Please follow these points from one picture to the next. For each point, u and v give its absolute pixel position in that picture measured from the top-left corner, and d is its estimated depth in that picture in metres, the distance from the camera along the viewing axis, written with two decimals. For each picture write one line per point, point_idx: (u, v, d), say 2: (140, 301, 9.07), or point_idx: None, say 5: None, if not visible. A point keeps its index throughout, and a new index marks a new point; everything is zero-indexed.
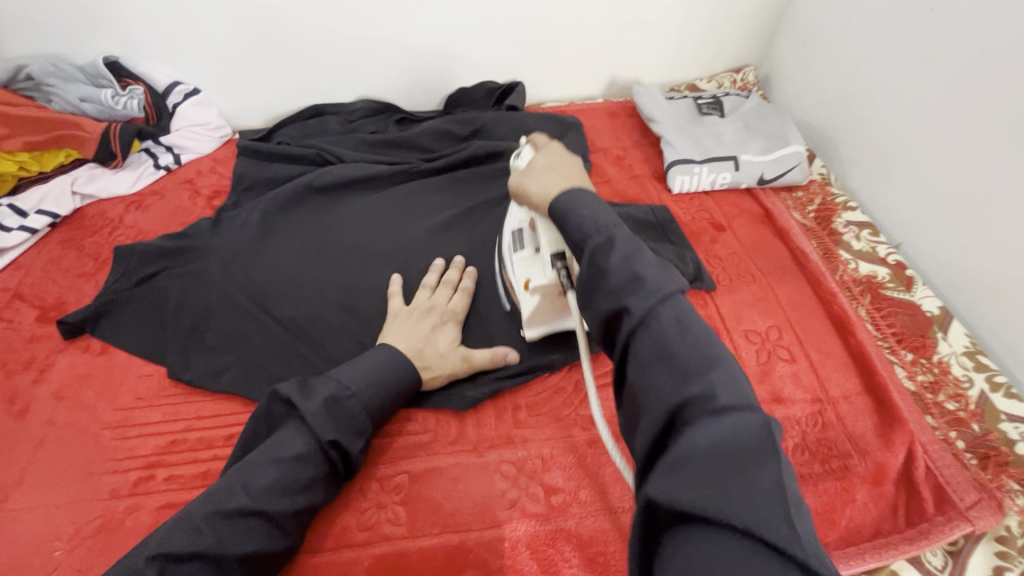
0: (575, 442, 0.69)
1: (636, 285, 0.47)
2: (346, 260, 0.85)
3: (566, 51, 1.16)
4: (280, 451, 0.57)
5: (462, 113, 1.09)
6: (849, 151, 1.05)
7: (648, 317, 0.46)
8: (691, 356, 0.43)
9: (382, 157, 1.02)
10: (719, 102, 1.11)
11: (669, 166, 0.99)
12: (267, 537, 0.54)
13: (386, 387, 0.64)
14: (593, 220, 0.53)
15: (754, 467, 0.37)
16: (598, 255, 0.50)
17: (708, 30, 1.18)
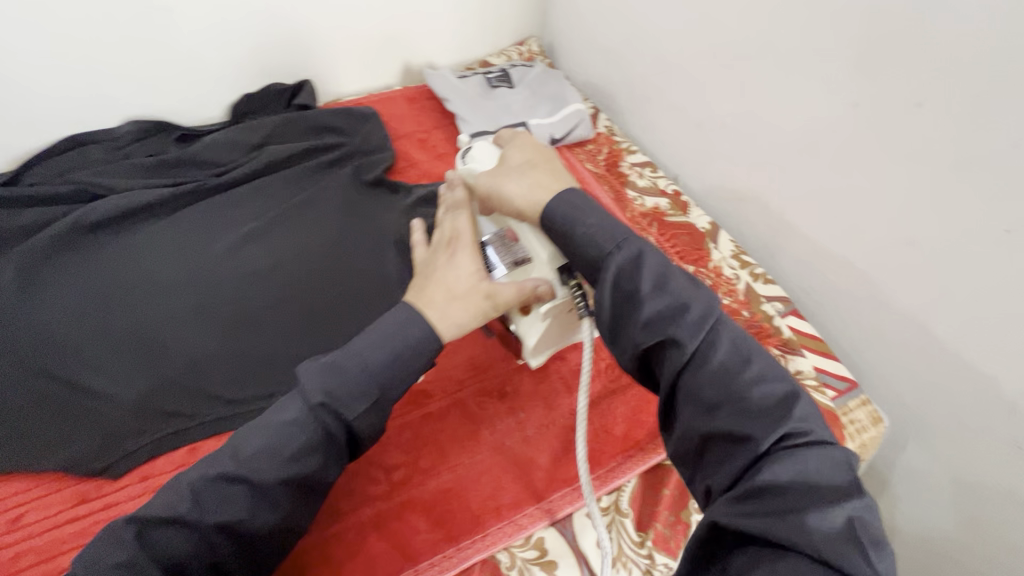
0: (409, 417, 0.71)
1: (678, 314, 0.50)
2: (135, 297, 0.77)
3: (350, 42, 1.15)
4: (276, 417, 0.52)
5: (251, 121, 1.04)
6: (625, 102, 1.17)
7: (701, 348, 0.49)
8: (758, 387, 0.48)
9: (164, 179, 0.94)
10: (506, 75, 1.18)
11: (467, 141, 1.04)
12: (246, 508, 0.50)
13: (393, 343, 0.56)
14: (610, 237, 0.55)
15: (838, 498, 0.41)
16: (637, 284, 0.52)
17: (485, 8, 1.24)
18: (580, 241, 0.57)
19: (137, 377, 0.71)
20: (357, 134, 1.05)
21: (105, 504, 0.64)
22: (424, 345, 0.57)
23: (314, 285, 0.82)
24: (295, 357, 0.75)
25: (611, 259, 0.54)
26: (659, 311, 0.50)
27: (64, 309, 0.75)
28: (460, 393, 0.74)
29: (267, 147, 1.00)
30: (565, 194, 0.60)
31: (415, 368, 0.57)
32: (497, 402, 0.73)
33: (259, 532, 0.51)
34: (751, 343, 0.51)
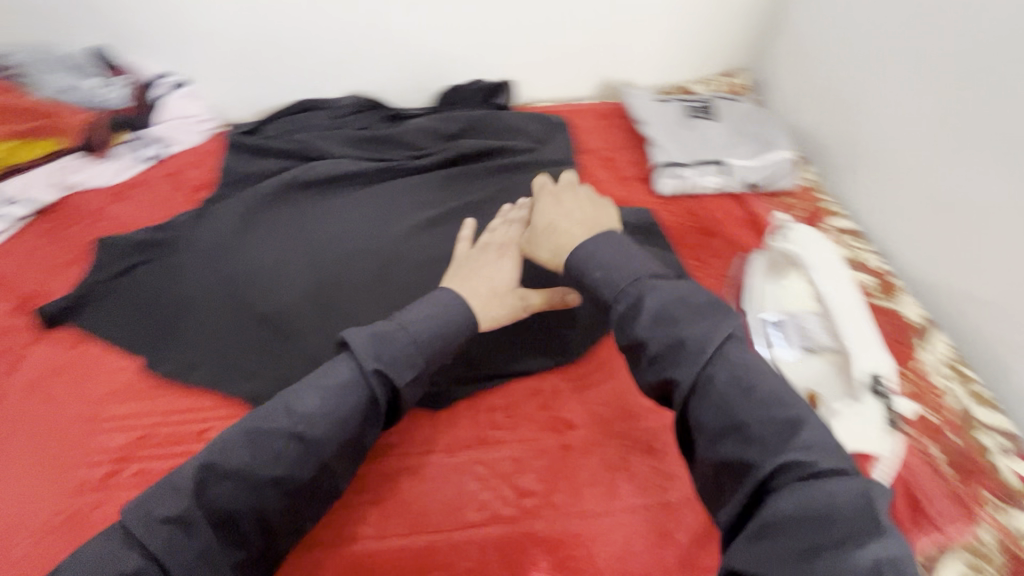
0: (550, 445, 0.69)
1: (679, 353, 0.52)
2: (329, 256, 0.84)
3: (557, 50, 1.15)
4: (320, 380, 0.58)
5: (451, 112, 1.09)
6: (840, 159, 1.05)
7: (701, 381, 0.51)
8: (762, 420, 0.48)
9: (369, 153, 1.02)
10: (708, 107, 1.10)
11: (656, 169, 0.98)
12: (302, 459, 0.54)
13: (446, 327, 0.63)
14: (618, 275, 0.59)
15: (854, 533, 0.41)
16: (632, 324, 0.55)
17: (700, 33, 1.18)
18: (590, 278, 0.61)
19: (314, 332, 0.76)
20: (546, 143, 1.05)
21: None
22: (462, 332, 0.65)
23: None
24: None
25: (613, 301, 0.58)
26: (657, 349, 0.53)
27: (268, 252, 0.84)
28: (604, 435, 0.70)
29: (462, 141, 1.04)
30: (600, 237, 0.64)
31: (453, 343, 0.64)
32: (641, 457, 0.68)
33: (310, 483, 0.55)
34: (754, 372, 0.52)
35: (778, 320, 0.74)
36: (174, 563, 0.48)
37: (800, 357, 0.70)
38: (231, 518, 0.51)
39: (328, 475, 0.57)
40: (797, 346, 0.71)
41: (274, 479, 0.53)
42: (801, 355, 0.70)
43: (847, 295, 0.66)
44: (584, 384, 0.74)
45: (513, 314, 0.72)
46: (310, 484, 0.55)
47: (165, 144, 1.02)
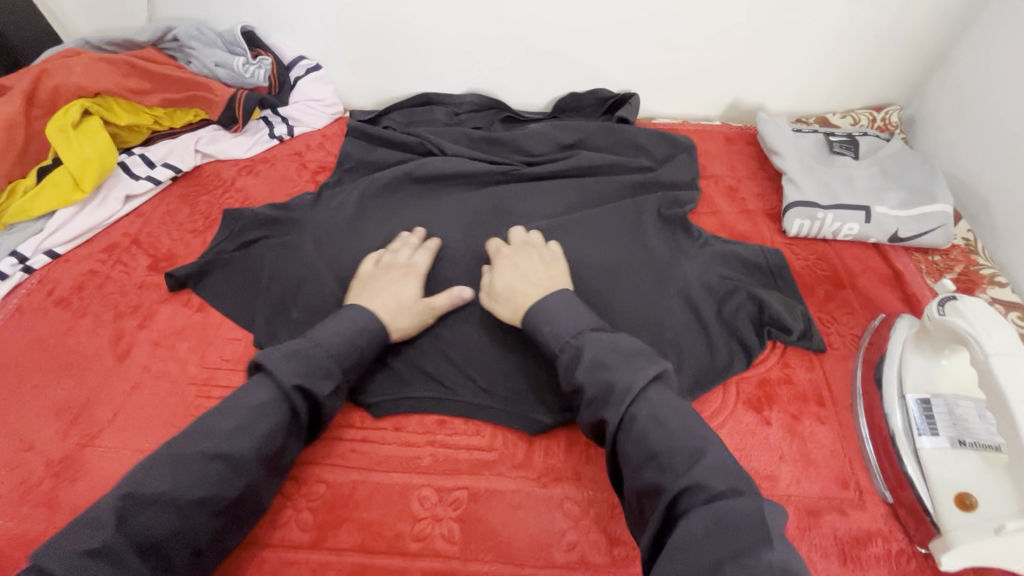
0: None
1: (607, 396, 0.57)
2: (434, 256, 0.82)
3: (690, 66, 1.09)
4: (236, 403, 0.57)
5: (570, 120, 1.06)
6: (1007, 221, 0.92)
7: (627, 416, 0.55)
8: (675, 450, 0.52)
9: (484, 154, 1.00)
10: (854, 142, 0.99)
11: (787, 207, 0.90)
12: (232, 475, 0.54)
13: (353, 341, 0.65)
14: (567, 328, 0.63)
15: (755, 547, 0.44)
16: (573, 372, 0.60)
17: (853, 61, 1.07)
18: (542, 329, 0.65)
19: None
20: (666, 164, 0.99)
21: (362, 437, 0.68)
22: (377, 342, 0.67)
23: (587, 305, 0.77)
24: (551, 373, 0.71)
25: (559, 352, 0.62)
26: (593, 394, 0.58)
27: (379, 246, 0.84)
28: None
29: (578, 152, 1.00)
30: (552, 295, 0.67)
31: (366, 355, 0.66)
32: None
33: (243, 496, 0.56)
34: (670, 413, 0.55)
35: (925, 399, 0.64)
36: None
37: (951, 449, 0.61)
38: (156, 546, 0.50)
39: (262, 488, 0.58)
40: (948, 435, 0.61)
41: (204, 500, 0.53)
42: (952, 447, 0.61)
43: None
44: None
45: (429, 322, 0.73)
46: (248, 496, 0.56)
47: (294, 124, 1.06)
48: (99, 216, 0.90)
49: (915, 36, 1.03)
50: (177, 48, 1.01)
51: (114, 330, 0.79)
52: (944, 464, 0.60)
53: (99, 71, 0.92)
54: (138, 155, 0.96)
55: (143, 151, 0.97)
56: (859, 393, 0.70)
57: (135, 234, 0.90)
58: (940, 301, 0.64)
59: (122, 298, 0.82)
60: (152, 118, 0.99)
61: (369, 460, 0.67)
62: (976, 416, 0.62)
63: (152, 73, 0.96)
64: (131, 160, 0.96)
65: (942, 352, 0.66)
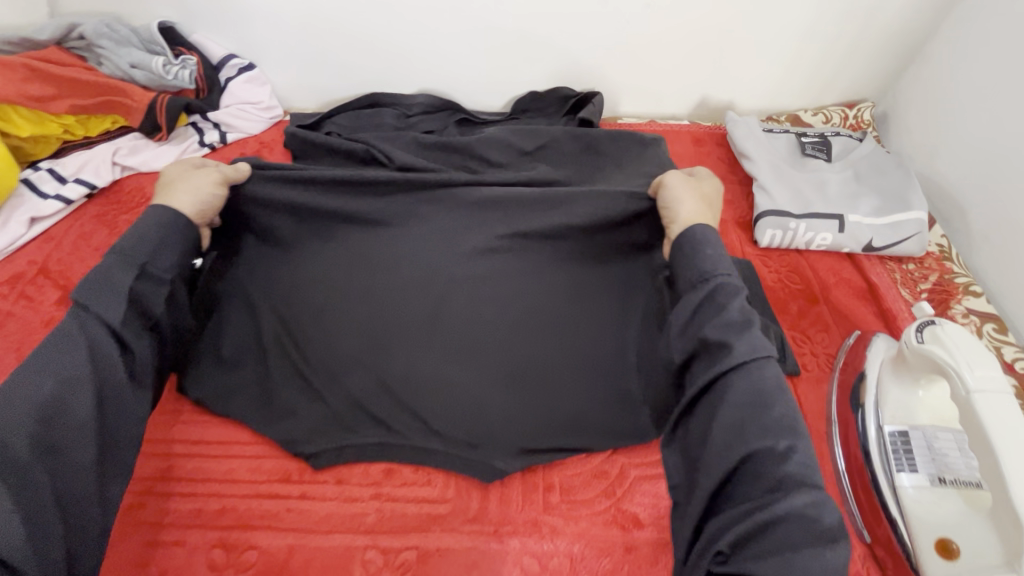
0: (611, 543, 0.60)
1: (744, 335, 0.53)
2: (376, 275, 0.70)
3: (656, 62, 1.02)
4: (57, 347, 0.49)
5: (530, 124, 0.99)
6: (982, 226, 0.89)
7: (751, 364, 0.51)
8: (784, 413, 0.49)
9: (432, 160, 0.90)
10: (826, 143, 0.94)
11: (758, 216, 0.85)
12: (81, 392, 0.49)
13: (161, 236, 0.59)
14: (721, 262, 0.59)
15: (828, 545, 0.44)
16: (720, 299, 0.56)
17: (826, 54, 1.02)
18: (700, 252, 0.59)
19: (360, 369, 0.66)
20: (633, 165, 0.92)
21: (301, 493, 0.62)
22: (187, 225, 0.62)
23: (551, 335, 0.69)
24: (510, 412, 0.65)
25: (717, 274, 0.57)
26: (729, 323, 0.54)
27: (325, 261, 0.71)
28: None
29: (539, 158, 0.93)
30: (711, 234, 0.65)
31: (186, 237, 0.62)
32: None
33: (105, 411, 0.51)
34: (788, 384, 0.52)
35: (903, 432, 0.60)
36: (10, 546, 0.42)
37: (931, 487, 0.57)
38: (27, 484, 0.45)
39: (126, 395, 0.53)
40: (926, 472, 0.58)
41: (53, 423, 0.47)
42: (932, 485, 0.57)
43: (1014, 425, 0.51)
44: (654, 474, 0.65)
45: (216, 180, 0.67)
46: (108, 408, 0.52)
47: (227, 130, 0.97)
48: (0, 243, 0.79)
49: (889, 29, 0.98)
50: (87, 47, 0.90)
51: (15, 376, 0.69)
52: (919, 505, 0.56)
53: None
54: (46, 170, 0.86)
55: (52, 165, 0.87)
56: (835, 419, 0.66)
57: (43, 261, 0.80)
58: (918, 326, 0.60)
59: (25, 338, 0.72)
60: (62, 127, 0.88)
61: (308, 520, 0.60)
62: (956, 450, 0.58)
63: (55, 76, 0.85)
64: (37, 176, 0.85)
65: (919, 382, 0.61)
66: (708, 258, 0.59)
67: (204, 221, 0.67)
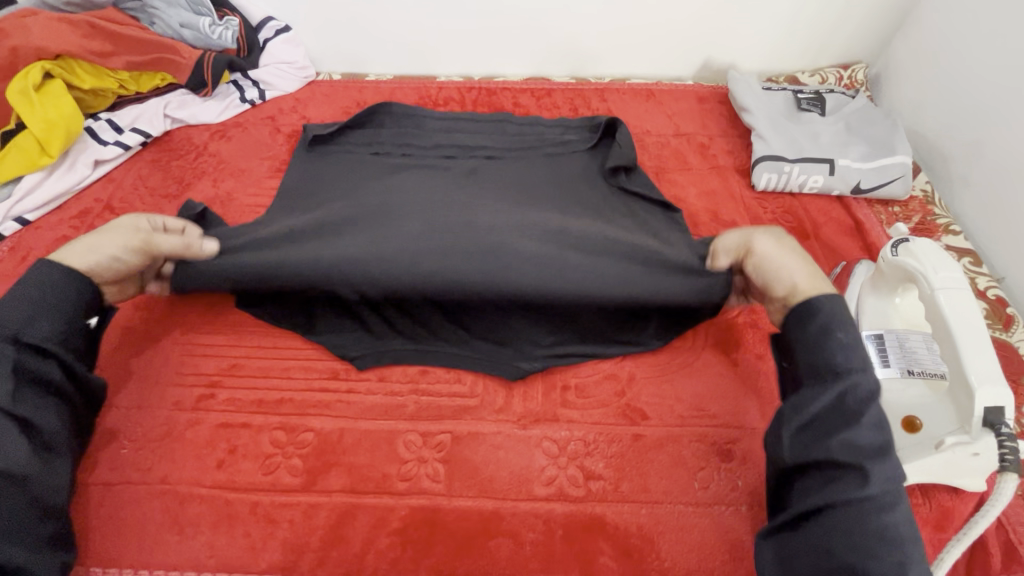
0: (621, 433, 0.68)
1: (880, 462, 0.51)
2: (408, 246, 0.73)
3: (662, 25, 1.09)
4: None
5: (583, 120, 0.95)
6: (963, 171, 0.97)
7: (882, 498, 0.51)
8: (908, 556, 0.50)
9: (454, 149, 0.89)
10: (820, 99, 1.02)
11: (756, 161, 0.92)
12: None
13: (52, 299, 0.60)
14: (862, 357, 0.54)
15: None
16: (858, 410, 0.52)
17: (824, 17, 1.08)
18: (830, 338, 0.55)
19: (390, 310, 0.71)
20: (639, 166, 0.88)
21: (349, 388, 0.70)
22: (80, 287, 0.61)
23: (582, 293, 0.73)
24: (532, 333, 0.72)
25: (852, 376, 0.53)
26: (863, 445, 0.52)
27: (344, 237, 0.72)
28: (677, 431, 0.68)
29: (571, 147, 0.90)
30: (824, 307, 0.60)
31: (75, 299, 0.61)
32: (717, 461, 0.66)
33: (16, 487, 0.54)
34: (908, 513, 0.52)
35: (879, 334, 0.68)
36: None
37: (901, 378, 0.65)
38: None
39: (36, 471, 0.55)
40: (898, 366, 0.66)
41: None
42: (902, 376, 0.65)
43: (970, 314, 0.59)
44: (661, 375, 0.72)
45: (138, 246, 0.65)
46: (19, 489, 0.54)
47: (266, 88, 1.05)
48: (69, 182, 0.88)
49: None
50: (140, 8, 0.98)
51: None
52: (889, 392, 0.64)
53: (58, 33, 0.90)
54: (105, 120, 0.94)
55: (110, 116, 0.95)
56: None
57: (107, 200, 0.89)
58: (892, 243, 0.68)
59: None
60: (117, 82, 0.96)
61: (356, 409, 0.68)
62: (924, 347, 0.66)
63: (113, 33, 0.93)
64: (97, 126, 0.94)
65: (896, 291, 0.69)
66: (843, 349, 0.54)
67: (110, 279, 0.65)
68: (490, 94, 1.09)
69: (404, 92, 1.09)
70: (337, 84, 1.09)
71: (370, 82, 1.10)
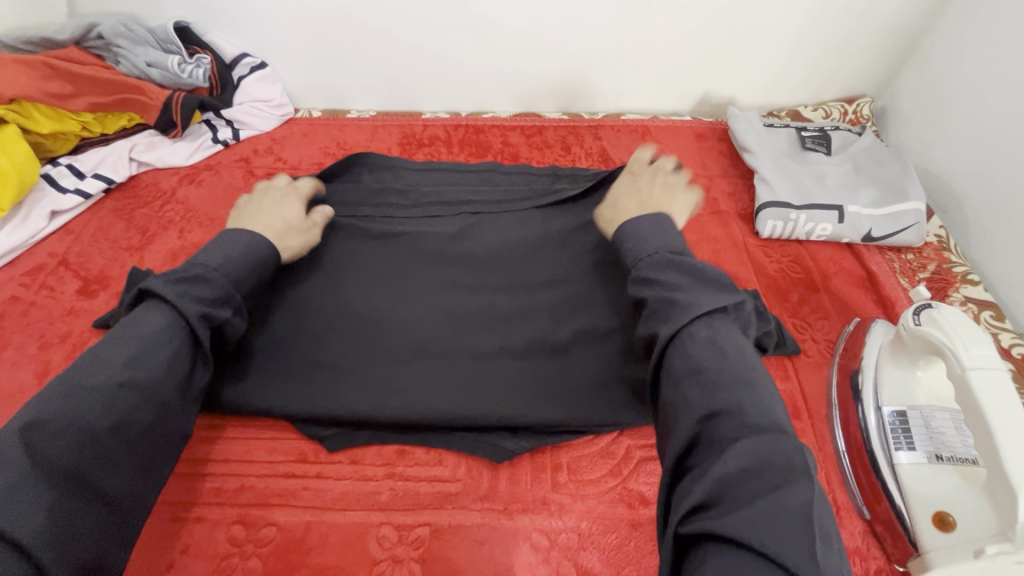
0: (619, 522, 0.61)
1: (670, 307, 0.52)
2: (393, 325, 0.71)
3: (659, 59, 1.04)
4: (128, 340, 0.51)
5: (572, 170, 0.90)
6: (979, 216, 0.91)
7: (686, 331, 0.51)
8: (726, 376, 0.48)
9: (432, 206, 0.84)
10: (826, 137, 0.96)
11: (759, 208, 0.87)
12: (145, 397, 0.50)
13: (249, 265, 0.62)
14: (636, 245, 0.60)
15: (789, 490, 0.41)
16: (643, 278, 0.56)
17: (827, 50, 1.03)
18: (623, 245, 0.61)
19: (366, 387, 0.66)
20: None
21: (318, 472, 0.63)
22: (270, 258, 0.65)
23: (573, 375, 0.68)
24: (518, 410, 0.65)
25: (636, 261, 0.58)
26: (655, 304, 0.54)
27: (328, 318, 0.71)
28: None
29: (562, 201, 0.85)
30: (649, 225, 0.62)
31: (263, 275, 0.64)
32: None
33: (161, 422, 0.52)
34: (732, 346, 0.50)
35: (902, 412, 0.63)
36: (20, 538, 0.40)
37: (929, 464, 0.59)
38: (79, 474, 0.45)
39: (182, 414, 0.54)
40: (924, 449, 0.60)
41: (116, 427, 0.48)
42: (929, 462, 0.59)
43: (1007, 398, 0.52)
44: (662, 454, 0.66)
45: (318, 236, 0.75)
46: (169, 427, 0.53)
47: (240, 127, 0.99)
48: (21, 235, 0.82)
49: (887, 24, 0.99)
50: (105, 47, 0.92)
51: (40, 362, 0.71)
52: (917, 481, 0.58)
53: (13, 75, 0.84)
54: (65, 165, 0.88)
55: (71, 160, 0.89)
56: (835, 402, 0.68)
57: (62, 254, 0.83)
58: (915, 309, 0.63)
59: (47, 326, 0.75)
60: (80, 124, 0.90)
61: (324, 498, 0.61)
62: (953, 428, 0.60)
63: (74, 74, 0.87)
64: (57, 172, 0.88)
65: (917, 363, 0.63)
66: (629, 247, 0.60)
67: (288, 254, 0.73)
68: (478, 132, 1.03)
69: (387, 130, 1.03)
70: (317, 121, 1.04)
71: (351, 120, 1.05)
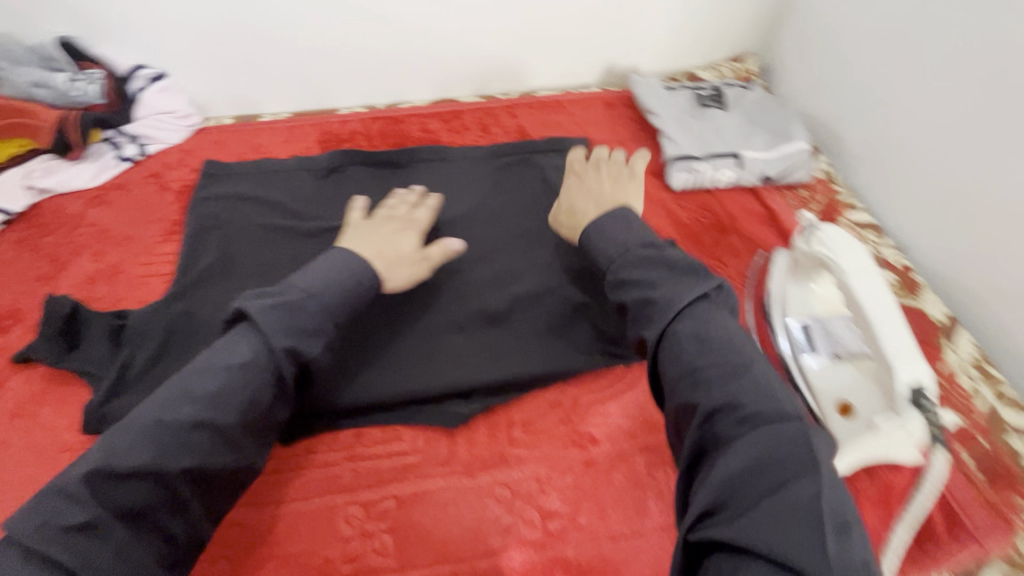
0: (571, 462, 0.66)
1: (650, 306, 0.55)
2: None
3: (561, 35, 1.09)
4: (205, 374, 0.54)
5: (497, 148, 0.93)
6: (858, 149, 1.02)
7: (671, 326, 0.53)
8: (717, 369, 0.49)
9: (362, 198, 0.86)
10: (720, 94, 1.05)
11: (668, 162, 0.93)
12: (218, 435, 0.51)
13: (345, 288, 0.63)
14: (607, 245, 0.64)
15: (796, 484, 0.41)
16: (617, 288, 0.60)
17: (712, 14, 1.12)
18: (594, 248, 0.65)
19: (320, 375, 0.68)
20: None
21: (276, 467, 0.64)
22: (372, 283, 0.65)
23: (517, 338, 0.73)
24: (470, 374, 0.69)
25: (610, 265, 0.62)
26: (634, 309, 0.57)
27: None
28: (628, 450, 0.67)
29: (486, 179, 0.89)
30: (607, 216, 0.66)
31: (360, 304, 0.64)
32: (670, 473, 0.65)
33: (232, 462, 0.53)
34: (721, 332, 0.52)
35: (804, 323, 0.71)
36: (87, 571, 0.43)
37: (830, 364, 0.67)
38: (148, 510, 0.47)
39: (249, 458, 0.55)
40: (825, 351, 0.68)
41: (192, 468, 0.49)
42: (831, 362, 0.67)
43: (881, 294, 0.61)
44: (604, 395, 0.70)
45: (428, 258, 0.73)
46: (240, 469, 0.54)
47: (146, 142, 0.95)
48: None
49: None
50: None
51: None
52: (822, 382, 0.66)
53: None
54: None
55: None
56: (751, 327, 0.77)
57: None
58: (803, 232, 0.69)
59: None
60: None
61: (287, 489, 0.62)
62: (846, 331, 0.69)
63: None
64: None
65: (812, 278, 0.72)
66: (600, 253, 0.64)
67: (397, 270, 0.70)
68: (396, 123, 1.04)
69: (304, 130, 1.02)
70: (227, 128, 1.02)
71: (265, 123, 1.03)
